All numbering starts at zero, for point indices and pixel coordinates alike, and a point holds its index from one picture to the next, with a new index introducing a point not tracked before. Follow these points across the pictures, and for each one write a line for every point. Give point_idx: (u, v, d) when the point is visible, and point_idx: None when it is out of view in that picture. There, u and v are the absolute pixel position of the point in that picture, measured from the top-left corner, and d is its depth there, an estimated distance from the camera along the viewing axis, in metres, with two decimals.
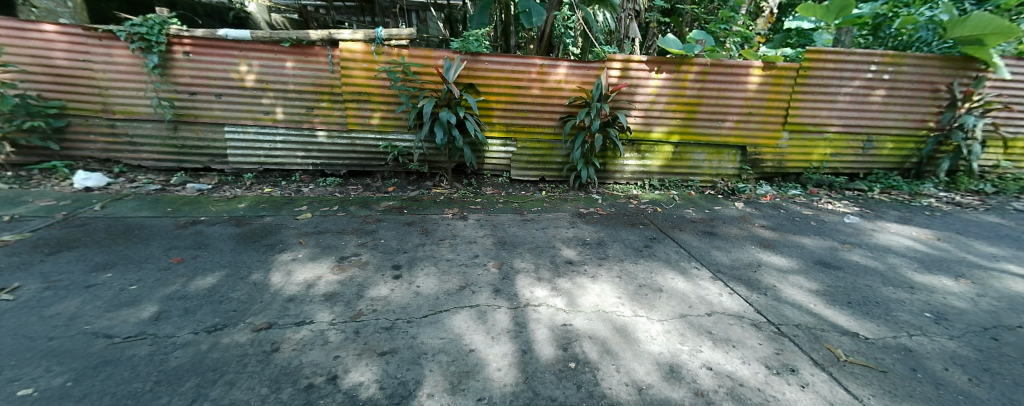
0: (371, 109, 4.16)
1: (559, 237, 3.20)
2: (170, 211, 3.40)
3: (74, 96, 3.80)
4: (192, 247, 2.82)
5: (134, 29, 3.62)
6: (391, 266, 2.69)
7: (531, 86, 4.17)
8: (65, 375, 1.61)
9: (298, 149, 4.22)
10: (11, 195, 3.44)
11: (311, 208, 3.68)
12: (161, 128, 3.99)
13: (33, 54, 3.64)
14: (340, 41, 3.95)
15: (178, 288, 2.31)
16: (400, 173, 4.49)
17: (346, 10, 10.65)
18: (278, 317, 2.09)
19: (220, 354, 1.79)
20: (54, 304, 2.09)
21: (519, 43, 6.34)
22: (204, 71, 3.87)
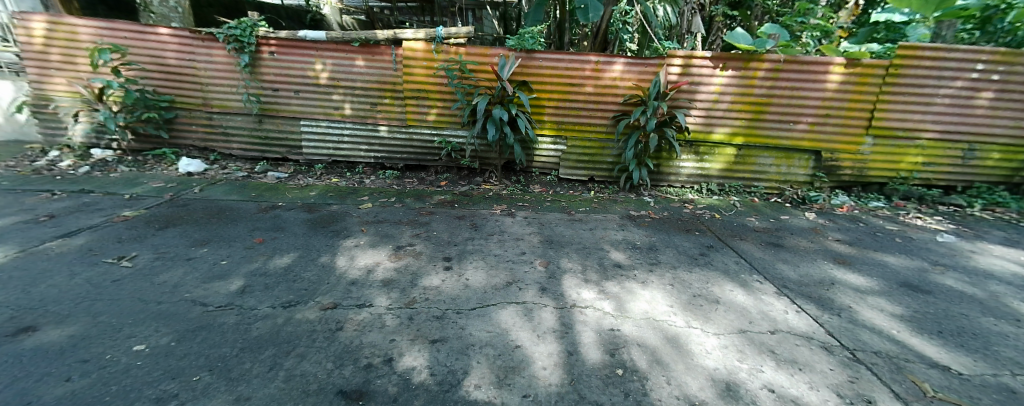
0: (429, 105, 4.32)
1: (608, 239, 3.15)
2: (254, 196, 3.77)
3: (181, 91, 4.31)
4: (270, 229, 3.11)
5: (230, 31, 4.03)
6: (443, 257, 2.79)
7: (585, 83, 4.11)
8: (171, 335, 1.86)
9: (362, 143, 4.49)
10: (130, 177, 3.99)
11: (372, 198, 3.91)
12: (249, 121, 4.42)
13: (151, 54, 4.19)
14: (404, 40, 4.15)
15: (259, 265, 2.57)
16: (452, 168, 4.63)
17: (409, 9, 11.09)
18: (342, 298, 2.26)
19: (293, 328, 1.97)
20: (163, 273, 2.41)
21: (574, 40, 6.28)
22: (286, 69, 4.23)
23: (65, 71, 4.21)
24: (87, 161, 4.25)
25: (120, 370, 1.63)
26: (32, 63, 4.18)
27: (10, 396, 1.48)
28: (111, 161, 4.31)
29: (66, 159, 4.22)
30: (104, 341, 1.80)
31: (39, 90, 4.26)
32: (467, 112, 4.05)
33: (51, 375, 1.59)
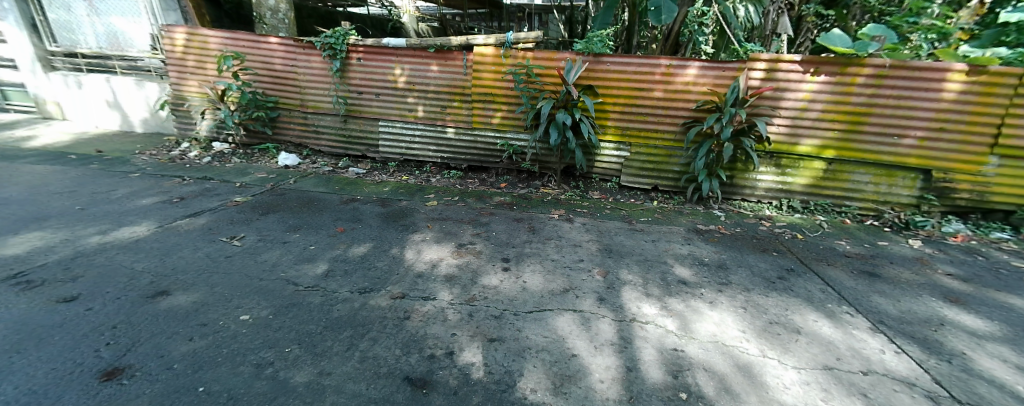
0: (494, 108, 4.43)
1: (672, 252, 3.01)
2: (337, 189, 4.13)
3: (284, 93, 4.85)
4: (349, 220, 3.39)
5: (326, 39, 4.46)
6: (502, 258, 2.85)
7: (654, 88, 3.97)
8: (269, 309, 2.11)
9: (431, 143, 4.73)
10: (240, 167, 4.58)
11: (438, 196, 4.10)
12: (336, 121, 4.85)
13: (262, 61, 4.77)
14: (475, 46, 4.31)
15: (341, 252, 2.82)
16: (512, 171, 4.71)
17: (479, 16, 11.46)
18: (409, 289, 2.40)
19: (368, 313, 2.13)
20: (264, 253, 2.74)
21: (642, 42, 6.10)
22: (370, 74, 4.59)
23: (197, 76, 4.93)
24: (208, 153, 4.96)
25: (228, 336, 1.88)
26: (174, 69, 4.97)
27: (149, 347, 1.78)
28: (226, 153, 4.99)
29: (194, 151, 4.99)
30: (217, 309, 2.08)
31: (178, 91, 5.05)
32: (531, 115, 4.10)
33: (178, 334, 1.88)
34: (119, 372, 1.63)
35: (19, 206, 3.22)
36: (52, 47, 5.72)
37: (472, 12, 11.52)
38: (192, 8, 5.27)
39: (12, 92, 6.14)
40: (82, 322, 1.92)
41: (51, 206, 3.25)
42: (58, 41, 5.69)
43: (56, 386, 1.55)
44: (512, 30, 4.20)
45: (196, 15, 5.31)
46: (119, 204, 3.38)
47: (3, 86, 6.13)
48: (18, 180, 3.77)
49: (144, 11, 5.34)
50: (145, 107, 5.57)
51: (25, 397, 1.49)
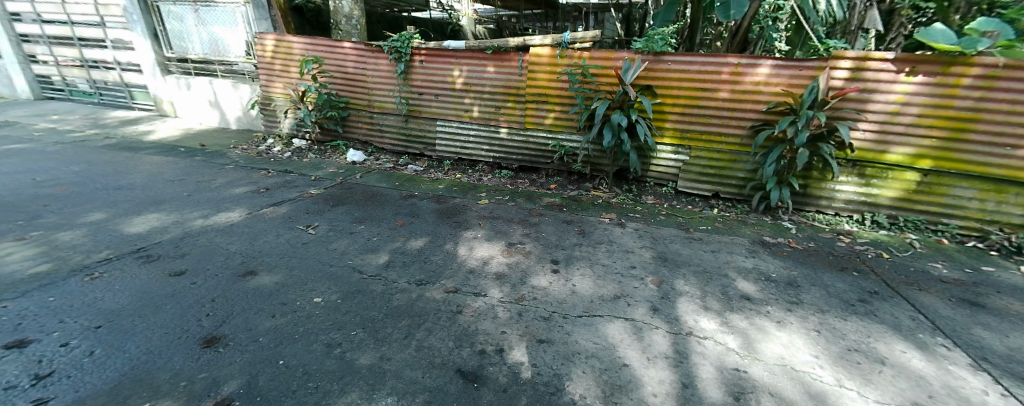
0: (548, 109, 4.43)
1: (733, 265, 2.84)
2: (397, 185, 4.36)
3: (354, 94, 5.20)
4: (407, 214, 3.57)
5: (392, 43, 4.73)
6: (551, 260, 2.86)
7: (720, 88, 3.76)
8: (337, 294, 2.29)
9: (484, 143, 4.83)
10: (314, 162, 4.98)
11: (489, 195, 4.18)
12: (398, 120, 5.12)
13: (336, 64, 5.15)
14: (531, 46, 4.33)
15: (400, 245, 2.98)
16: (563, 172, 4.69)
17: (534, 16, 11.51)
18: (462, 284, 2.48)
19: (424, 304, 2.24)
20: (333, 241, 2.96)
21: (705, 40, 5.79)
22: (431, 76, 4.79)
23: (282, 78, 5.44)
24: (288, 148, 5.45)
25: (304, 316, 2.07)
26: (263, 72, 5.51)
27: (239, 321, 2.00)
28: (303, 149, 5.45)
29: (276, 146, 5.49)
30: (294, 290, 2.30)
31: (265, 92, 5.61)
32: (585, 116, 4.05)
33: (263, 310, 2.10)
34: (216, 340, 1.86)
35: (139, 191, 3.74)
36: (168, 53, 6.57)
37: (528, 13, 11.61)
38: (280, 16, 5.75)
39: (136, 92, 7.14)
40: (188, 294, 2.21)
41: (164, 192, 3.75)
42: (172, 48, 6.52)
43: (168, 348, 1.80)
44: (569, 30, 4.19)
45: (283, 23, 5.78)
46: (216, 192, 3.82)
47: (130, 87, 7.15)
48: (138, 169, 4.38)
49: (240, 21, 5.96)
50: (239, 107, 6.25)
51: (145, 355, 1.75)
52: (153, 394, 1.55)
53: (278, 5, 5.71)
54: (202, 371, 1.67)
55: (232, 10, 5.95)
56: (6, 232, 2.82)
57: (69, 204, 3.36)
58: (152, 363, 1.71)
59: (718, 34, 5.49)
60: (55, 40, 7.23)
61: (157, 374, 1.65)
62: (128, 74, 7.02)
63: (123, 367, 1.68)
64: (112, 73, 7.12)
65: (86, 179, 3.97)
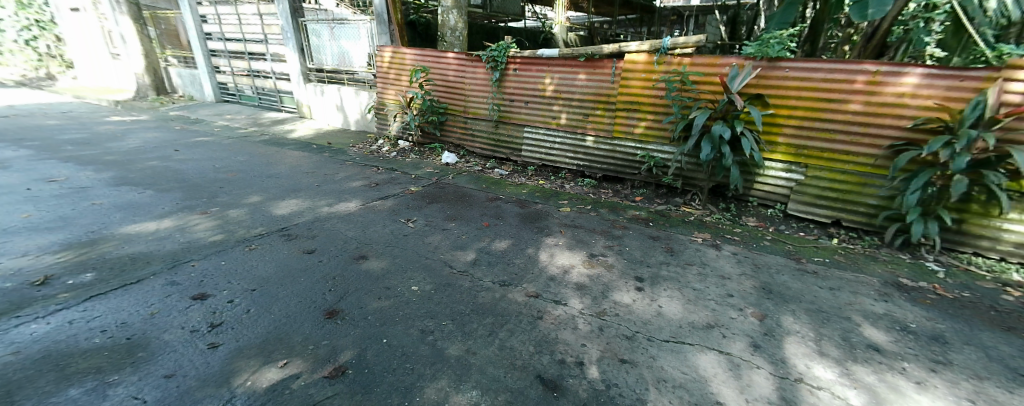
0: (639, 118, 4.27)
1: (857, 307, 2.45)
2: (484, 187, 4.57)
3: (452, 101, 5.59)
4: (493, 216, 3.72)
5: (490, 53, 4.99)
6: (635, 276, 2.74)
7: (850, 99, 3.29)
8: (430, 285, 2.49)
9: (569, 151, 4.82)
10: (414, 162, 5.44)
11: (572, 203, 4.16)
12: (489, 126, 5.36)
13: (439, 72, 5.58)
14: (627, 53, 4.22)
15: (486, 245, 3.12)
16: (651, 184, 4.48)
17: (628, 22, 11.26)
18: (543, 290, 2.52)
19: (507, 305, 2.33)
20: (428, 236, 3.21)
21: (830, 44, 5.09)
22: (523, 83, 4.94)
23: (394, 86, 6.05)
24: (394, 149, 6.04)
25: (403, 301, 2.29)
26: (380, 81, 6.20)
27: (354, 299, 2.29)
28: (406, 150, 5.99)
29: (385, 146, 6.13)
30: (395, 277, 2.54)
31: (379, 98, 6.29)
32: (682, 127, 3.83)
33: (371, 292, 2.37)
34: (336, 313, 2.15)
35: (282, 179, 4.45)
36: (310, 65, 7.70)
37: (622, 18, 11.37)
38: (397, 30, 6.32)
39: (285, 98, 8.51)
40: (315, 270, 2.59)
41: (299, 182, 4.41)
42: (314, 60, 7.61)
43: (299, 316, 2.12)
44: (670, 35, 4.01)
45: (399, 35, 6.34)
46: (337, 184, 4.39)
47: (280, 93, 8.54)
48: (282, 161, 5.22)
49: (364, 35, 6.79)
50: (359, 111, 7.09)
51: (284, 318, 2.10)
52: (289, 353, 1.85)
53: (396, 21, 6.29)
54: (325, 338, 1.95)
55: (359, 26, 6.78)
56: (193, 206, 3.58)
57: (233, 187, 4.14)
58: (288, 326, 2.04)
59: (846, 37, 4.88)
60: (232, 54, 8.94)
61: (292, 336, 1.97)
62: (280, 82, 8.42)
63: (269, 326, 2.04)
64: (269, 81, 8.58)
65: (246, 168, 4.84)
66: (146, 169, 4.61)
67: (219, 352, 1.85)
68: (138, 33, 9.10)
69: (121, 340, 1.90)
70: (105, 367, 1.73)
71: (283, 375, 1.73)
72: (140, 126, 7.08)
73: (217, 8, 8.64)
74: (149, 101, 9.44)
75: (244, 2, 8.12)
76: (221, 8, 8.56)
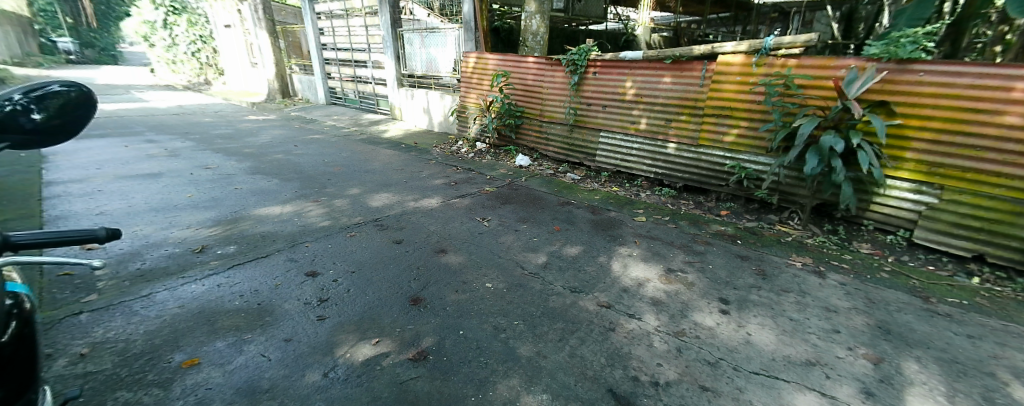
0: (730, 124, 3.95)
1: (1008, 363, 2.02)
2: (557, 191, 4.57)
3: (529, 104, 5.68)
4: (565, 221, 3.71)
5: (571, 56, 4.99)
6: (719, 298, 2.54)
7: (1005, 110, 2.73)
8: (503, 284, 2.56)
9: (647, 157, 4.61)
10: (491, 164, 5.62)
11: (648, 213, 3.98)
12: (564, 129, 5.35)
13: (518, 76, 5.72)
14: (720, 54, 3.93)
15: (557, 249, 3.12)
16: (741, 198, 4.11)
17: (720, 20, 10.53)
18: (615, 301, 2.46)
19: (577, 312, 2.31)
20: (502, 236, 3.31)
21: (978, 44, 4.26)
22: (602, 87, 4.86)
23: (476, 90, 6.34)
24: (472, 150, 6.30)
25: (478, 297, 2.40)
26: (463, 85, 6.53)
27: (434, 289, 2.45)
28: (483, 151, 6.22)
29: (464, 147, 6.42)
30: (471, 273, 2.67)
31: (461, 102, 6.62)
32: (783, 136, 3.46)
33: (449, 284, 2.52)
34: (419, 301, 2.32)
35: (375, 175, 4.90)
36: (403, 71, 8.35)
37: (713, 17, 10.69)
38: (482, 37, 6.58)
39: (381, 101, 9.34)
40: (401, 260, 2.81)
41: (390, 177, 4.82)
42: (407, 66, 8.23)
43: (386, 301, 2.32)
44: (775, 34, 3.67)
45: (483, 42, 6.60)
46: (421, 182, 4.70)
47: (377, 96, 9.40)
48: (376, 158, 5.73)
49: (452, 42, 7.17)
50: (444, 113, 7.52)
51: (376, 301, 2.32)
52: (381, 333, 2.05)
53: (482, 27, 6.54)
54: (409, 324, 2.12)
55: (447, 34, 7.17)
56: (307, 195, 4.10)
57: (337, 180, 4.65)
58: (378, 308, 2.25)
59: (999, 35, 4.05)
60: (342, 62, 10.05)
61: (382, 317, 2.17)
62: (378, 86, 9.28)
63: (363, 306, 2.27)
64: (369, 86, 9.49)
65: (348, 163, 5.42)
66: (271, 161, 5.38)
67: (325, 324, 2.10)
68: (270, 45, 10.65)
69: (254, 304, 2.25)
70: (242, 326, 2.07)
71: (375, 352, 1.91)
72: (268, 125, 8.28)
73: (332, 22, 9.78)
74: (275, 103, 11.01)
75: (354, 15, 9.09)
76: (335, 21, 9.67)
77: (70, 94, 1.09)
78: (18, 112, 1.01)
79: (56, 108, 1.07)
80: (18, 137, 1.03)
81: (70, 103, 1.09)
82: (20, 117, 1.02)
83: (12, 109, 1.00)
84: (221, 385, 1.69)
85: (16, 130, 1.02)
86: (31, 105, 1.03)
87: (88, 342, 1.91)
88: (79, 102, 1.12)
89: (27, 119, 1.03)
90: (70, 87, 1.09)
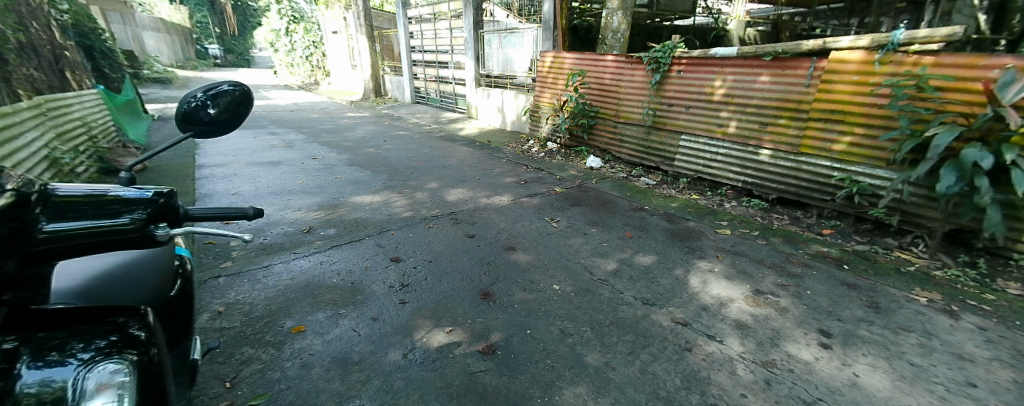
0: (841, 131, 3.49)
1: None
2: (629, 195, 4.41)
3: (605, 104, 5.54)
4: (637, 227, 3.57)
5: (654, 54, 4.81)
6: (818, 329, 2.26)
7: None
8: (571, 287, 2.55)
9: (735, 164, 4.24)
10: (563, 165, 5.58)
11: (732, 225, 3.67)
12: (641, 131, 5.13)
13: (595, 75, 5.62)
14: (834, 50, 3.48)
15: (629, 256, 3.02)
16: (849, 215, 3.59)
17: (831, 12, 9.34)
18: (693, 319, 2.31)
19: (649, 326, 2.22)
20: (570, 238, 3.28)
21: None
22: (687, 86, 4.59)
23: (550, 89, 6.35)
24: (543, 150, 6.32)
25: (546, 298, 2.42)
26: (538, 84, 6.57)
27: (504, 285, 2.52)
28: (554, 152, 6.20)
29: (536, 147, 6.47)
30: (539, 273, 2.69)
31: (535, 101, 6.66)
32: (910, 146, 2.97)
33: (518, 282, 2.56)
34: (489, 296, 2.40)
35: (452, 171, 5.14)
36: (482, 71, 8.62)
37: (821, 9, 9.53)
38: (560, 36, 6.55)
39: (460, 100, 9.75)
40: (473, 253, 2.92)
41: (466, 174, 5.03)
42: (485, 67, 8.48)
43: (459, 292, 2.43)
44: (905, 28, 3.11)
45: (561, 41, 6.55)
46: (494, 179, 4.83)
47: (457, 96, 9.83)
48: (453, 155, 6.00)
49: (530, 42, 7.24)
50: (518, 112, 7.63)
51: (450, 291, 2.44)
52: (454, 322, 2.16)
53: (561, 26, 6.51)
54: (479, 317, 2.20)
55: (526, 34, 7.26)
56: (392, 187, 4.44)
57: (418, 174, 4.97)
58: (451, 298, 2.37)
59: None
60: (427, 63, 10.68)
61: (455, 308, 2.28)
62: (458, 86, 9.72)
63: (439, 294, 2.41)
64: (449, 86, 9.96)
65: (429, 159, 5.75)
66: (362, 154, 5.92)
67: (406, 307, 2.27)
68: (367, 48, 11.70)
69: (348, 282, 2.50)
70: (338, 302, 2.31)
71: (449, 340, 2.02)
72: (363, 121, 9.10)
73: (421, 26, 10.46)
74: (368, 101, 12.06)
75: (441, 19, 9.61)
76: (423, 25, 10.32)
77: (234, 92, 1.35)
78: (198, 107, 1.27)
79: (224, 104, 1.32)
80: (200, 128, 1.29)
81: (234, 99, 1.34)
82: (200, 111, 1.28)
83: (194, 105, 1.27)
84: (321, 352, 1.91)
85: (197, 122, 1.28)
86: (207, 101, 1.29)
87: (224, 302, 2.28)
88: (241, 100, 1.36)
89: (205, 113, 1.28)
90: (235, 86, 1.35)
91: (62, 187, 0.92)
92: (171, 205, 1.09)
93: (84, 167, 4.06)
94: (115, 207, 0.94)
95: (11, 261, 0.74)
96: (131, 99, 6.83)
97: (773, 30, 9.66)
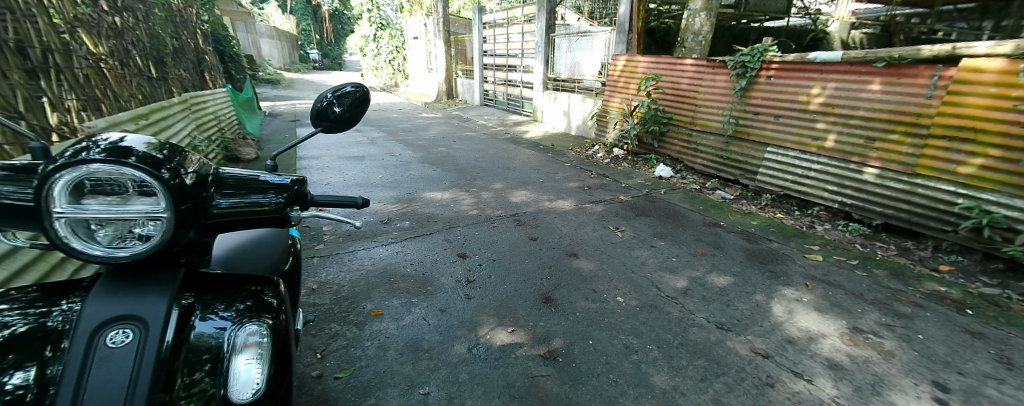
0: (970, 151, 2.99)
1: None
2: (703, 209, 4.16)
3: (680, 110, 5.28)
4: (711, 244, 3.35)
5: (740, 58, 4.48)
6: (933, 381, 1.96)
7: None
8: (635, 302, 2.47)
9: (831, 182, 3.81)
10: (631, 173, 5.41)
11: (825, 251, 3.30)
12: (720, 141, 4.82)
13: (671, 80, 5.39)
14: (965, 56, 2.99)
15: (700, 275, 2.85)
16: (976, 251, 3.02)
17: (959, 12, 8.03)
18: (775, 351, 2.12)
19: (724, 352, 2.08)
20: (636, 250, 3.18)
21: None
22: (778, 93, 4.23)
23: (621, 94, 6.20)
24: (608, 156, 6.16)
25: (609, 309, 2.37)
26: (608, 89, 6.44)
27: (566, 291, 2.52)
28: (621, 158, 6.03)
29: (601, 152, 6.33)
30: (602, 283, 2.65)
31: (604, 105, 6.54)
32: None
33: (581, 290, 2.54)
34: (551, 301, 2.41)
35: (517, 173, 5.23)
36: (551, 75, 8.65)
37: None
38: (635, 39, 6.36)
39: (527, 103, 9.86)
40: (535, 256, 2.95)
41: (531, 176, 5.08)
42: (553, 70, 8.49)
43: (523, 294, 2.47)
44: None
45: (636, 44, 6.36)
46: (558, 183, 4.82)
47: (524, 99, 9.96)
48: (518, 157, 6.09)
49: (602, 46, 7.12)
50: (585, 116, 7.53)
51: (514, 292, 2.49)
52: (516, 323, 2.20)
53: (637, 29, 6.32)
54: (540, 320, 2.22)
55: (598, 37, 7.14)
56: (460, 185, 4.63)
57: (484, 174, 5.12)
58: (514, 299, 2.42)
59: None
60: (497, 67, 10.95)
61: (517, 308, 2.32)
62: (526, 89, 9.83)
63: (504, 293, 2.47)
64: (517, 89, 10.12)
65: (495, 160, 5.89)
66: (434, 153, 6.23)
67: (471, 303, 2.36)
68: (443, 52, 12.30)
69: (420, 273, 2.66)
70: (411, 290, 2.47)
71: (511, 340, 2.07)
72: (435, 121, 9.57)
73: (495, 30, 10.76)
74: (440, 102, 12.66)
75: (514, 23, 9.81)
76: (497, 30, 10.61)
77: (356, 93, 1.51)
78: (328, 105, 1.45)
79: (348, 103, 1.48)
80: (328, 124, 1.46)
81: (355, 100, 1.50)
82: (329, 109, 1.45)
83: (325, 103, 1.45)
84: (395, 336, 2.06)
85: (327, 118, 1.45)
86: (335, 100, 1.46)
87: (316, 280, 2.54)
88: (361, 100, 1.52)
89: (333, 110, 1.45)
90: (357, 88, 1.51)
91: (227, 169, 1.10)
92: (302, 192, 1.22)
93: (215, 155, 4.75)
94: (259, 190, 1.10)
95: (193, 229, 0.89)
96: (248, 96, 7.86)
97: (883, 33, 8.44)
